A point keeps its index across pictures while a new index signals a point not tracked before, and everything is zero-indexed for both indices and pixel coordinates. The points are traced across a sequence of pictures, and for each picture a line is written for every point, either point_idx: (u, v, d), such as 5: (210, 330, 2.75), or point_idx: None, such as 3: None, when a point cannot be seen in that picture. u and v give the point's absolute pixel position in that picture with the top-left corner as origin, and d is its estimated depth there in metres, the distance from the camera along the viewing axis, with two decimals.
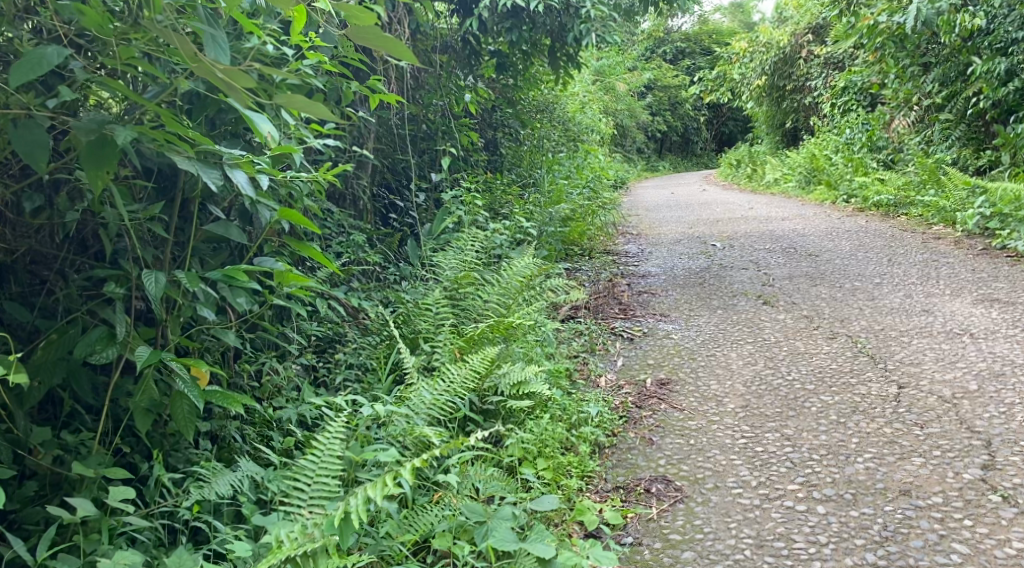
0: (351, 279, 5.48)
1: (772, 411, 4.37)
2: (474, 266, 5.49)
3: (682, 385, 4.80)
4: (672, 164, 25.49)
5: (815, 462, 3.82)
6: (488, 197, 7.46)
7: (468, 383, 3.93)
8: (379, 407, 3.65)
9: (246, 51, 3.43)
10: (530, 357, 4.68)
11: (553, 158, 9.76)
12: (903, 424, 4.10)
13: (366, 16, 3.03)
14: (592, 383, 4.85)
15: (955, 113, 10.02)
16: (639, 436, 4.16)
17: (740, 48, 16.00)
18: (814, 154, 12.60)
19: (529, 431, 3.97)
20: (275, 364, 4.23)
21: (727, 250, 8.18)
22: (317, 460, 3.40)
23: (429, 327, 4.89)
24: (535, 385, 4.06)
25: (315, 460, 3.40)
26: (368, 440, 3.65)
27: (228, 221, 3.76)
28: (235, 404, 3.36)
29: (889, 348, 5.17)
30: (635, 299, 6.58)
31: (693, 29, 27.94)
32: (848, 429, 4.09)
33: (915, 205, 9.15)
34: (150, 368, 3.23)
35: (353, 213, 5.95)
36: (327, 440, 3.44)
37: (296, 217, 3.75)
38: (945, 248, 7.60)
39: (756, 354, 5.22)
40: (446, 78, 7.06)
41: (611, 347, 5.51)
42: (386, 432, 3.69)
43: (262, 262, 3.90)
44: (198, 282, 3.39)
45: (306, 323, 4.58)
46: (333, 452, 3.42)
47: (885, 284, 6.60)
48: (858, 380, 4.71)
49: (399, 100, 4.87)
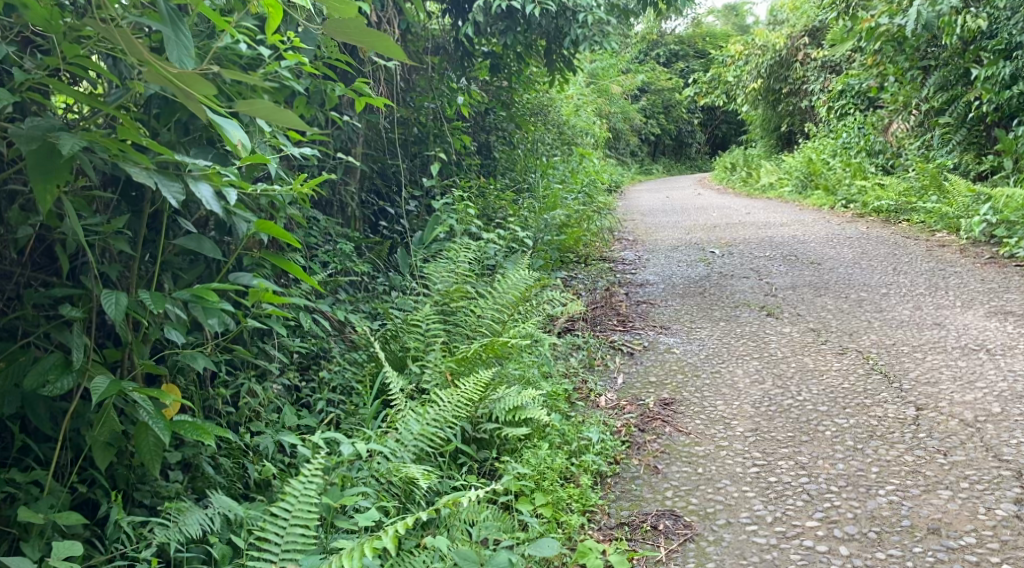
0: (338, 291, 5.22)
1: (784, 436, 4.11)
2: (467, 278, 5.22)
3: (687, 406, 4.53)
4: (665, 167, 25.22)
5: (834, 495, 3.59)
6: (481, 203, 7.21)
7: (463, 410, 3.66)
8: (362, 442, 3.32)
9: (219, 52, 3.17)
10: (526, 378, 4.41)
11: (547, 162, 9.50)
12: (926, 451, 3.86)
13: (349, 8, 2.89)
14: (592, 403, 4.59)
15: (955, 117, 9.67)
16: (643, 464, 3.90)
17: (734, 50, 15.74)
18: (811, 158, 12.36)
19: (527, 462, 3.71)
20: (254, 388, 3.99)
21: (726, 257, 7.92)
22: (291, 505, 3.08)
23: (419, 345, 4.62)
24: (532, 411, 3.79)
25: (289, 507, 3.08)
26: (350, 480, 3.34)
27: (200, 235, 3.51)
28: (206, 436, 3.11)
29: (902, 365, 4.91)
30: (634, 310, 6.31)
31: (687, 31, 27.63)
32: (866, 457, 3.84)
33: (917, 211, 8.90)
34: (110, 399, 2.97)
35: (340, 221, 5.70)
36: (303, 484, 3.12)
37: (274, 230, 3.50)
38: (951, 257, 7.35)
39: (763, 371, 4.95)
40: (438, 81, 6.81)
41: (610, 363, 5.25)
42: (370, 468, 3.41)
43: (238, 278, 3.66)
44: (165, 303, 3.13)
45: (289, 341, 4.32)
46: (310, 497, 3.10)
47: (892, 295, 6.34)
48: (873, 401, 4.44)
49: (388, 104, 4.61)
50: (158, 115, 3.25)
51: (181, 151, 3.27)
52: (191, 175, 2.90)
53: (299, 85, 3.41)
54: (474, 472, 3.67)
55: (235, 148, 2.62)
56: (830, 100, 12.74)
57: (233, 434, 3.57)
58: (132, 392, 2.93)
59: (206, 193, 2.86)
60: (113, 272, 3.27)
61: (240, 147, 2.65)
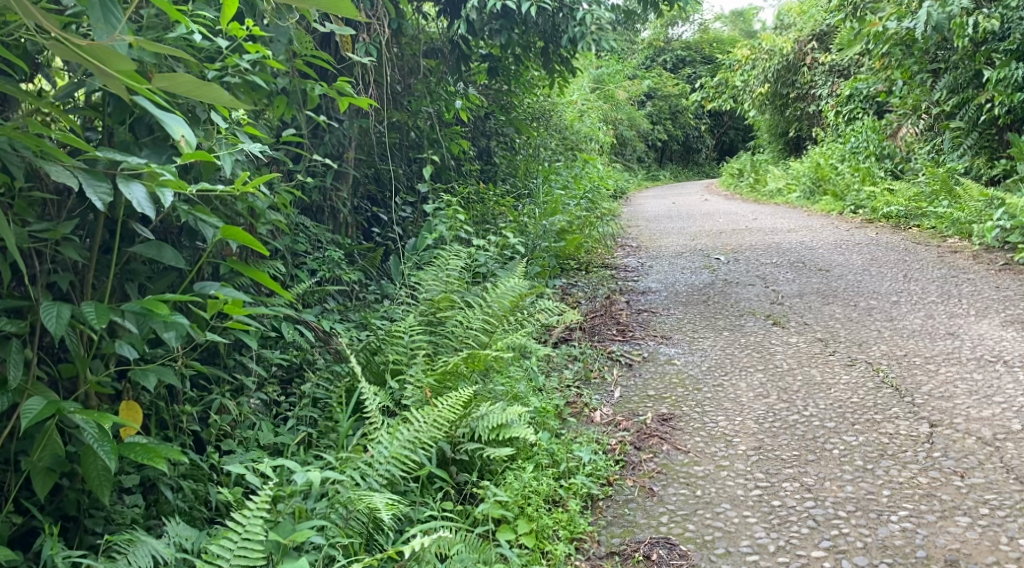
0: (324, 300, 5.01)
1: (789, 455, 3.86)
2: (456, 287, 4.98)
3: (686, 422, 4.27)
4: (672, 174, 24.96)
5: (842, 521, 3.35)
6: (478, 210, 6.99)
7: (440, 431, 3.41)
8: (316, 472, 3.06)
9: (170, 42, 3.03)
10: (514, 393, 4.17)
11: (549, 168, 9.28)
12: (941, 472, 3.61)
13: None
14: (586, 419, 4.33)
15: (966, 120, 9.37)
16: (638, 485, 3.66)
17: (741, 55, 15.48)
18: (819, 163, 12.09)
19: (511, 486, 3.46)
20: (224, 402, 3.78)
21: (731, 264, 7.66)
22: (234, 544, 2.84)
23: (402, 358, 4.37)
24: (517, 430, 3.53)
25: (232, 545, 2.84)
26: (303, 514, 3.07)
27: (159, 243, 3.31)
28: (158, 459, 2.89)
29: (915, 378, 4.64)
30: (634, 319, 6.06)
31: (694, 37, 27.36)
32: (877, 479, 3.59)
33: (928, 216, 8.66)
34: (53, 418, 2.79)
35: (330, 227, 5.50)
36: (249, 520, 2.88)
37: (239, 236, 3.29)
38: (965, 264, 7.09)
39: (768, 384, 4.68)
40: (434, 84, 6.60)
41: (608, 375, 4.99)
42: (331, 497, 3.15)
43: (204, 287, 3.45)
44: (111, 315, 2.92)
45: (266, 354, 4.10)
46: (255, 534, 2.86)
47: (903, 303, 6.08)
48: (884, 417, 4.18)
49: (372, 104, 4.40)
50: (112, 113, 3.11)
51: (132, 150, 3.10)
52: (123, 174, 2.78)
53: (263, 81, 3.25)
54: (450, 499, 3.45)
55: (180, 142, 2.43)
56: (838, 105, 12.51)
57: (194, 455, 3.35)
58: (72, 413, 2.74)
59: (133, 194, 2.70)
60: (63, 283, 3.08)
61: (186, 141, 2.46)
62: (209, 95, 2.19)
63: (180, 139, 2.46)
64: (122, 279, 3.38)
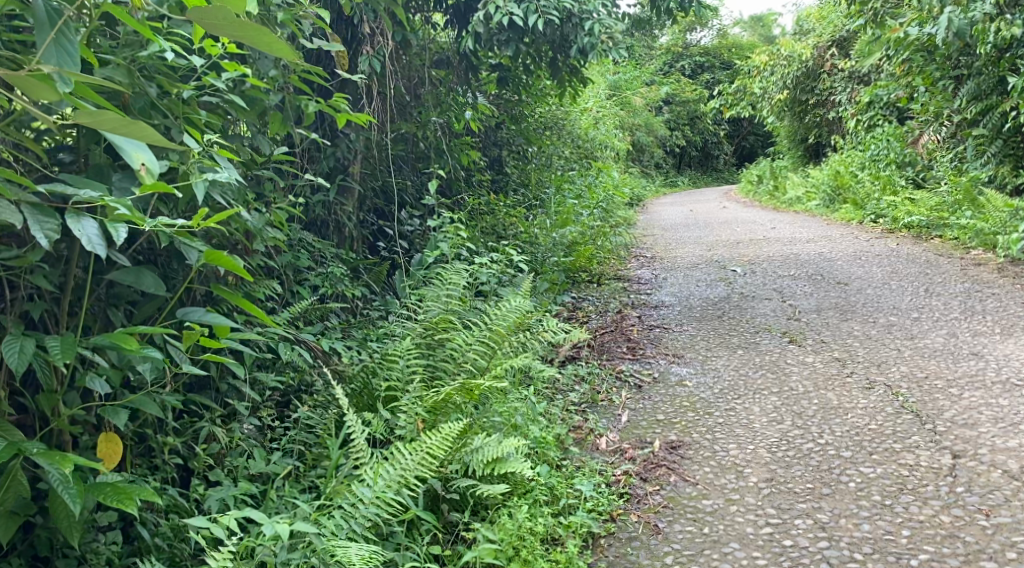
0: (326, 317, 4.86)
1: (803, 488, 3.69)
2: (457, 307, 4.81)
3: (695, 450, 4.09)
4: (691, 181, 24.67)
5: (858, 565, 3.24)
6: (487, 222, 6.83)
7: (428, 469, 3.32)
8: (285, 524, 2.93)
9: (144, 61, 2.93)
10: (512, 424, 4.00)
11: (562, 176, 9.09)
12: (965, 510, 3.46)
13: (265, 38, 2.40)
14: (591, 446, 4.17)
15: (989, 128, 9.07)
16: (643, 521, 3.54)
17: (760, 60, 15.17)
18: (839, 170, 11.83)
19: (505, 527, 3.34)
20: (215, 430, 3.66)
21: (748, 277, 7.45)
22: None
23: (399, 381, 4.21)
24: (512, 465, 3.44)
25: None
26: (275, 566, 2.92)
27: (140, 270, 3.17)
28: (129, 501, 2.72)
29: (936, 403, 4.42)
30: (646, 335, 5.87)
31: (713, 42, 27.03)
32: (895, 517, 3.45)
33: (950, 227, 8.43)
34: (17, 459, 2.70)
35: (334, 242, 5.36)
36: None
37: (220, 260, 3.14)
38: (989, 277, 6.86)
39: (782, 409, 4.48)
40: (444, 95, 6.45)
41: (615, 398, 4.79)
42: (305, 548, 3.01)
43: (188, 314, 3.29)
44: (77, 349, 2.84)
45: (260, 378, 3.97)
46: None
47: (924, 320, 5.86)
48: (904, 446, 3.98)
49: (370, 118, 4.24)
50: (86, 134, 2.98)
51: (106, 173, 2.97)
52: (76, 207, 2.70)
53: (241, 100, 3.17)
54: (433, 544, 3.33)
55: (140, 169, 2.44)
56: (858, 112, 12.25)
57: (175, 492, 3.21)
58: (34, 455, 2.63)
59: (83, 229, 2.63)
60: (35, 313, 2.98)
61: (149, 167, 2.45)
62: (137, 133, 2.23)
63: (143, 165, 2.45)
64: (105, 306, 3.26)
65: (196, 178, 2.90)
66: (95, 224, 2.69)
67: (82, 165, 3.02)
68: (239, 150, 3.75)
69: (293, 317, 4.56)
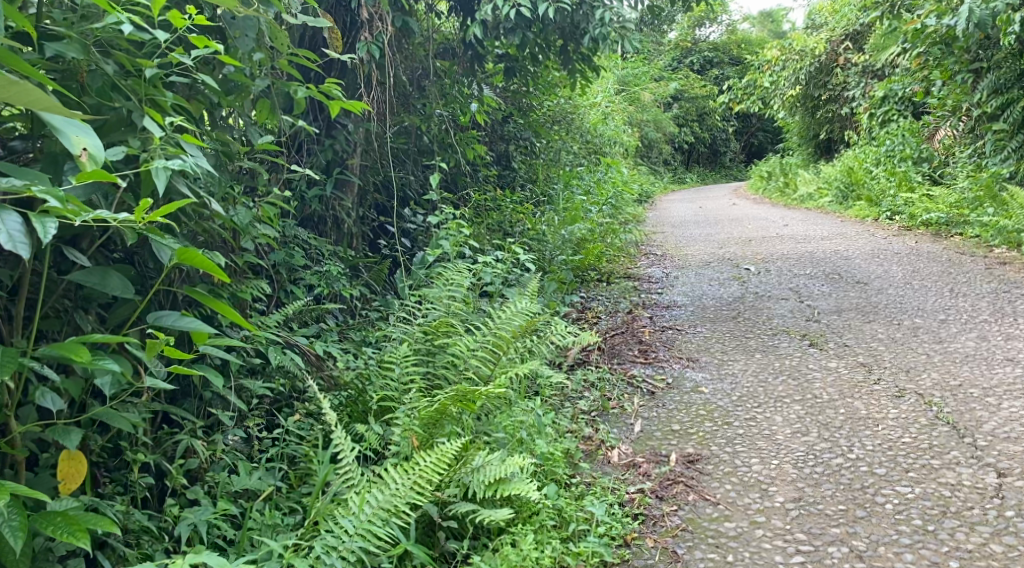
0: (322, 318, 4.55)
1: (835, 510, 3.39)
2: (458, 311, 4.49)
3: (716, 464, 3.77)
4: (699, 178, 24.26)
5: None
6: (491, 218, 6.51)
7: (420, 494, 3.04)
8: None
9: (99, 35, 2.74)
10: (517, 439, 3.68)
11: (571, 172, 8.74)
12: (1017, 540, 3.17)
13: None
14: (602, 458, 3.86)
15: (1011, 123, 8.72)
16: (660, 547, 3.26)
17: (770, 55, 14.78)
18: (853, 166, 11.45)
19: (508, 558, 3.05)
20: (195, 443, 3.35)
21: (762, 275, 7.12)
22: None
23: (393, 388, 3.89)
24: (517, 486, 3.15)
25: None
26: None
27: (104, 269, 2.87)
28: (82, 534, 2.43)
29: (974, 414, 4.09)
30: (658, 337, 5.54)
31: (721, 38, 26.63)
32: (940, 546, 3.18)
33: (971, 225, 8.09)
34: None
35: (331, 238, 5.06)
36: None
37: (195, 259, 2.84)
38: (1015, 277, 6.53)
39: (806, 419, 4.16)
40: (448, 84, 6.13)
41: (627, 405, 4.47)
42: None
43: (159, 317, 2.97)
44: (21, 362, 2.54)
45: (246, 386, 3.66)
46: None
47: (951, 322, 5.53)
48: (942, 462, 3.67)
49: (364, 106, 3.89)
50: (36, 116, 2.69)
51: (60, 161, 2.68)
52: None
53: (210, 78, 2.92)
54: None
55: (80, 155, 2.41)
56: (873, 106, 11.89)
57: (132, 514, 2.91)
58: None
59: (4, 224, 2.37)
60: None
61: (89, 152, 2.42)
62: (19, 96, 2.15)
63: (84, 151, 2.43)
64: (72, 309, 2.98)
65: (153, 165, 2.62)
66: (20, 217, 2.43)
67: (37, 152, 2.73)
68: (219, 140, 3.44)
69: (285, 319, 4.26)
